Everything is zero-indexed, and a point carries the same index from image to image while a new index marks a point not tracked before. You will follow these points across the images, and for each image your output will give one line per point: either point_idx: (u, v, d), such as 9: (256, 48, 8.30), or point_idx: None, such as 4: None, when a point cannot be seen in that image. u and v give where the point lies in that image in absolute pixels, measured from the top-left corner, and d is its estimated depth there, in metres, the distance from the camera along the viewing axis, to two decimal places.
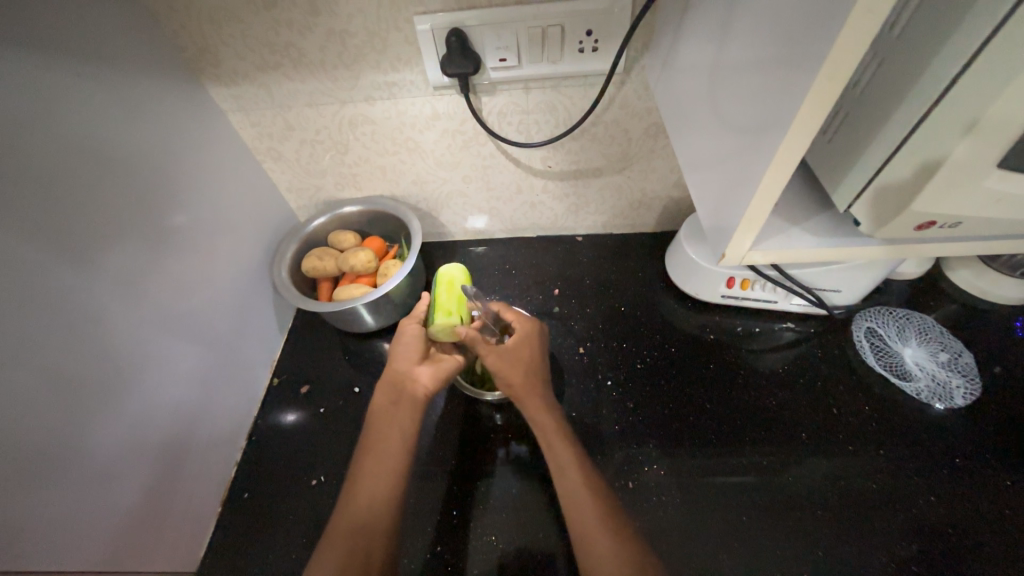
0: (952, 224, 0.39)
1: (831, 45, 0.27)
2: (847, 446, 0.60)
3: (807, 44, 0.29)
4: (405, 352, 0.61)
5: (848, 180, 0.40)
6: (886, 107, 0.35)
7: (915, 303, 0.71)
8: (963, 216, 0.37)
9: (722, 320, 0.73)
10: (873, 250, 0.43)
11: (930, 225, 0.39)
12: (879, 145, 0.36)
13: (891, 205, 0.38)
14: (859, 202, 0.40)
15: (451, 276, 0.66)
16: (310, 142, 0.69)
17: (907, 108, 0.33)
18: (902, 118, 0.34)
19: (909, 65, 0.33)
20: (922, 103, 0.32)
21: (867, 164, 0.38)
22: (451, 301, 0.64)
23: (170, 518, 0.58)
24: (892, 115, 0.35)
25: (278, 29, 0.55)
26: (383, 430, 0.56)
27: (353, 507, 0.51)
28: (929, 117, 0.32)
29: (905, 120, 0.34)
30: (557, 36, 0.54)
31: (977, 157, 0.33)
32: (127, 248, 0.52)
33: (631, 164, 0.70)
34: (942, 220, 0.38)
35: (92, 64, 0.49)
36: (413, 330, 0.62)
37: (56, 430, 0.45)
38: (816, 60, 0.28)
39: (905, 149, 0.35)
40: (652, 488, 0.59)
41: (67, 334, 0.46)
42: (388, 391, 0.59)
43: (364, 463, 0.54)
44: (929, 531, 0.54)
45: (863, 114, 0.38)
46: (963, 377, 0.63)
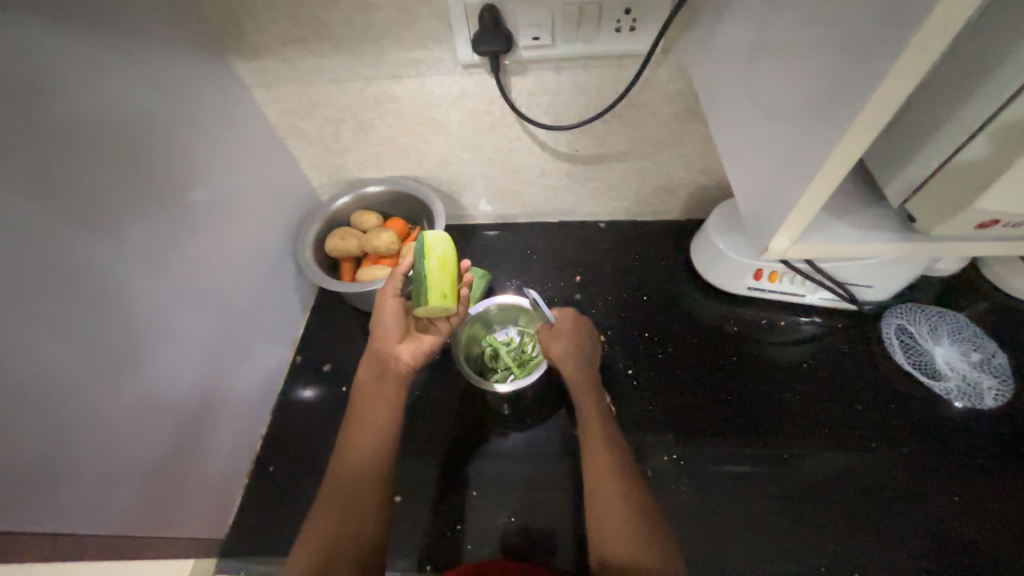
0: (1014, 223, 0.37)
1: (906, 36, 0.25)
2: (870, 443, 0.60)
3: (876, 33, 0.28)
4: (386, 328, 0.61)
5: (908, 173, 0.38)
6: (955, 97, 0.33)
7: (947, 301, 0.69)
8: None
9: (747, 311, 0.72)
10: (924, 247, 0.41)
11: (991, 224, 0.37)
12: (946, 135, 0.35)
13: (949, 203, 0.36)
14: (919, 195, 0.38)
15: (435, 249, 0.60)
16: (333, 120, 0.68)
17: (978, 97, 0.32)
18: (975, 107, 0.32)
19: (982, 52, 0.31)
20: (999, 92, 0.30)
21: (931, 156, 0.36)
22: (438, 280, 0.59)
23: (196, 489, 0.60)
24: (961, 104, 0.33)
25: (306, 2, 0.54)
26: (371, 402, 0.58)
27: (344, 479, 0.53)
28: (1007, 107, 0.30)
29: (977, 112, 0.32)
30: (592, 14, 0.51)
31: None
32: (147, 224, 0.52)
33: (660, 149, 0.69)
34: (1004, 219, 0.36)
35: (123, 40, 0.49)
36: (394, 305, 0.61)
37: (99, 406, 0.47)
38: (888, 52, 0.27)
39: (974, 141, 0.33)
40: (671, 478, 0.59)
41: (101, 313, 0.47)
42: (373, 367, 0.61)
43: (353, 433, 0.56)
44: (947, 531, 0.54)
45: (924, 103, 0.36)
46: (995, 378, 0.62)
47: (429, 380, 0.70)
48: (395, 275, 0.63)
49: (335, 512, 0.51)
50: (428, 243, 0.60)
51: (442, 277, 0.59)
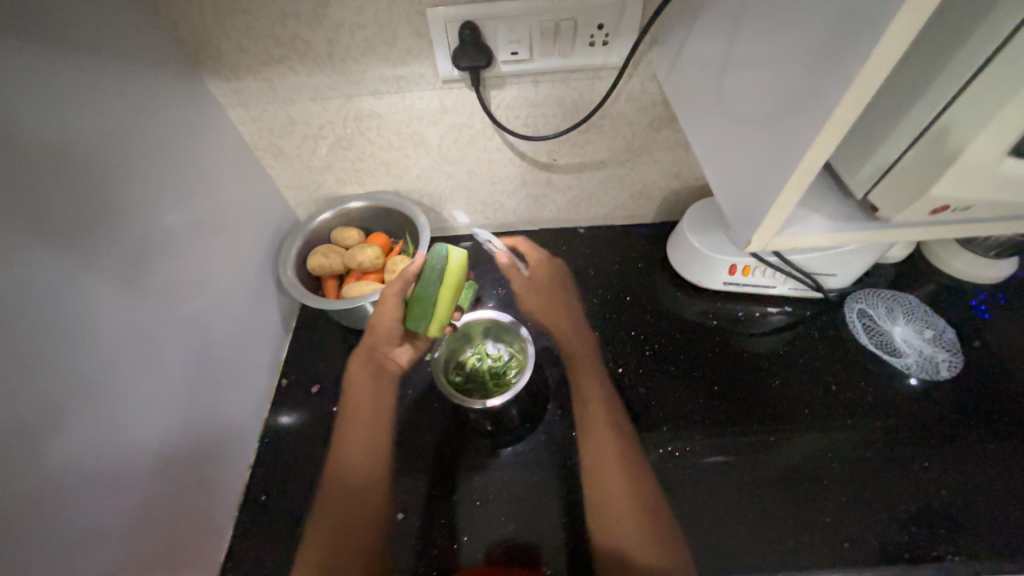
0: (961, 208, 0.41)
1: (870, 43, 0.28)
2: (846, 420, 0.64)
3: (842, 42, 0.31)
4: (383, 336, 0.69)
5: (868, 168, 0.43)
6: (911, 96, 0.37)
7: (900, 285, 0.75)
8: (975, 202, 0.40)
9: (724, 306, 0.75)
10: (888, 232, 0.45)
11: (942, 210, 0.41)
12: (904, 129, 0.39)
13: (906, 193, 0.40)
14: (877, 188, 0.43)
15: (450, 277, 0.66)
16: (312, 138, 0.68)
17: (929, 96, 0.36)
18: (926, 103, 0.36)
19: (931, 56, 0.35)
20: (948, 89, 0.35)
21: (889, 154, 0.41)
22: (442, 305, 0.66)
23: (185, 525, 0.57)
24: (916, 102, 0.37)
25: (284, 21, 0.54)
26: (368, 399, 0.71)
27: (354, 458, 0.65)
28: (954, 103, 0.35)
29: (925, 111, 0.37)
30: (569, 30, 0.54)
31: (997, 146, 0.35)
32: (123, 249, 0.50)
33: (634, 156, 0.72)
34: (954, 205, 0.40)
35: (92, 58, 0.47)
36: (396, 306, 0.67)
37: (72, 443, 0.44)
38: (856, 58, 0.30)
39: (929, 133, 0.37)
40: (670, 469, 0.61)
41: (71, 344, 0.45)
42: (369, 368, 0.72)
43: (352, 428, 0.68)
44: (923, 496, 0.59)
45: (880, 104, 0.40)
46: (947, 352, 0.68)
47: (423, 394, 0.70)
48: (401, 278, 0.66)
49: (343, 495, 0.62)
50: (445, 268, 0.65)
51: (445, 304, 0.67)
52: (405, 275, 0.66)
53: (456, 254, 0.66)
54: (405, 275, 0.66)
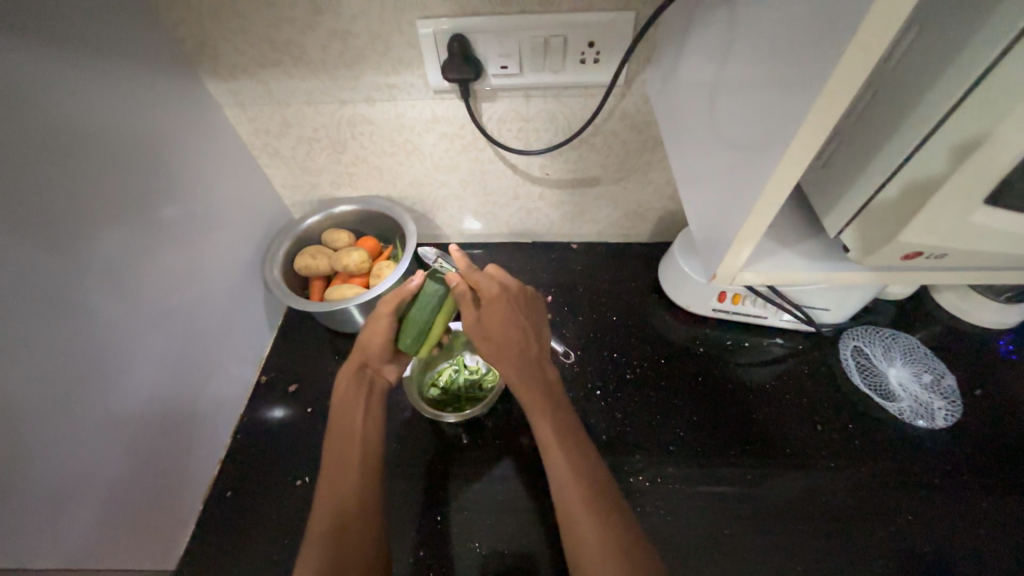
0: (937, 256, 0.39)
1: (838, 77, 0.27)
2: (830, 463, 0.61)
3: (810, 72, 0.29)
4: (374, 351, 0.61)
5: (840, 206, 0.41)
6: (883, 136, 0.35)
7: (902, 324, 0.71)
8: (952, 250, 0.37)
9: (713, 332, 0.73)
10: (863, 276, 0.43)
11: (915, 256, 0.39)
12: (872, 171, 0.37)
13: (878, 235, 0.39)
14: (849, 227, 0.41)
15: (449, 304, 0.60)
16: (307, 140, 0.68)
17: (899, 135, 0.34)
18: (897, 145, 0.34)
19: (905, 95, 0.33)
20: (919, 128, 0.32)
21: (856, 196, 0.39)
22: (436, 329, 0.61)
23: (152, 514, 0.57)
24: (888, 142, 0.35)
25: (279, 26, 0.55)
26: (348, 420, 0.59)
27: (329, 498, 0.53)
28: (921, 146, 0.33)
29: (893, 156, 0.35)
30: (560, 47, 0.54)
31: (970, 194, 0.33)
32: (115, 239, 0.51)
33: (628, 174, 0.71)
34: (927, 252, 0.38)
35: (91, 53, 0.48)
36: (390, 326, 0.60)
37: (48, 425, 0.45)
38: (823, 90, 0.28)
39: (897, 175, 0.35)
40: (637, 499, 0.60)
41: (57, 327, 0.46)
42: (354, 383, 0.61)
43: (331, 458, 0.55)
44: (905, 550, 0.55)
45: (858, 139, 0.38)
46: (944, 399, 0.64)
47: (398, 401, 0.70)
48: (398, 296, 0.59)
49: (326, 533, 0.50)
50: (446, 294, 0.59)
51: (440, 329, 0.61)
52: (403, 294, 0.59)
53: (452, 277, 0.58)
54: (403, 293, 0.59)
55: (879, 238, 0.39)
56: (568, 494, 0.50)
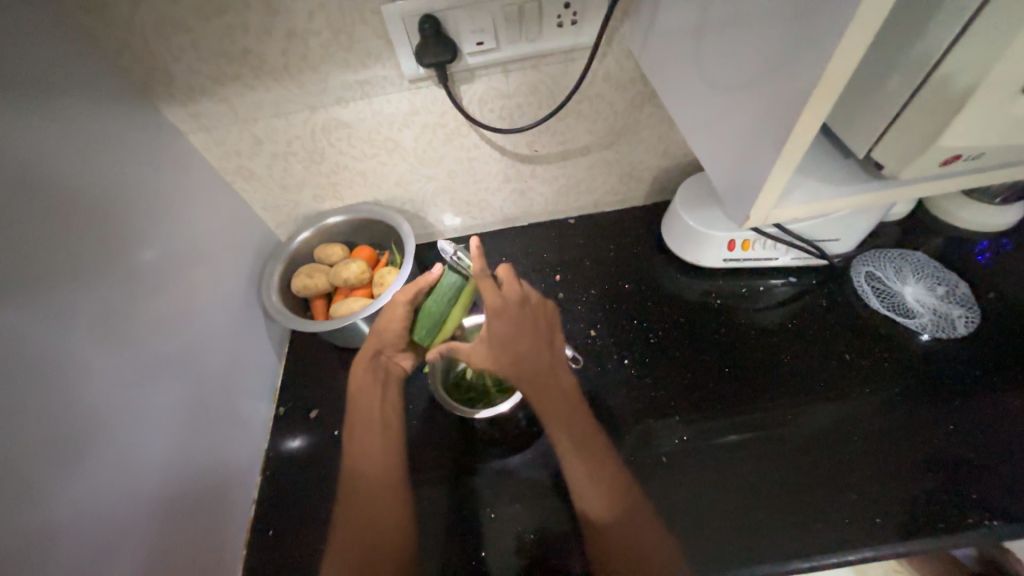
0: (972, 157, 0.39)
1: None
2: (864, 389, 0.62)
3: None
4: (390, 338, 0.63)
5: (869, 122, 0.40)
6: (911, 35, 0.35)
7: (906, 242, 0.72)
8: (986, 148, 0.37)
9: (726, 283, 0.73)
10: (894, 191, 0.42)
11: (953, 160, 0.38)
12: (902, 69, 0.36)
13: (914, 146, 0.38)
14: (881, 144, 0.40)
15: (464, 296, 0.62)
16: (282, 155, 0.65)
17: (929, 35, 0.33)
18: (928, 39, 0.34)
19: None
20: (955, 22, 0.32)
21: (889, 103, 0.38)
22: (452, 320, 0.63)
23: (192, 571, 0.54)
24: (919, 38, 0.34)
25: (234, 35, 0.51)
26: (367, 410, 0.62)
27: (356, 486, 0.57)
28: (958, 42, 0.32)
29: (926, 53, 0.34)
30: (535, 12, 0.51)
31: (1006, 84, 0.32)
32: (96, 291, 0.47)
33: (617, 138, 0.69)
34: (965, 154, 0.38)
35: (37, 92, 0.44)
36: (405, 314, 0.62)
37: (66, 499, 0.42)
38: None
39: (932, 79, 0.34)
40: (687, 460, 0.59)
41: (55, 393, 0.42)
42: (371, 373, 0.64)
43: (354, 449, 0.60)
44: (953, 459, 0.56)
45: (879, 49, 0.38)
46: (962, 307, 0.65)
47: (426, 408, 0.68)
48: (416, 285, 0.61)
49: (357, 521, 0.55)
50: (462, 287, 0.61)
51: (454, 321, 0.63)
52: (420, 285, 0.61)
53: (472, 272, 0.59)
54: (420, 284, 0.61)
55: (915, 149, 0.38)
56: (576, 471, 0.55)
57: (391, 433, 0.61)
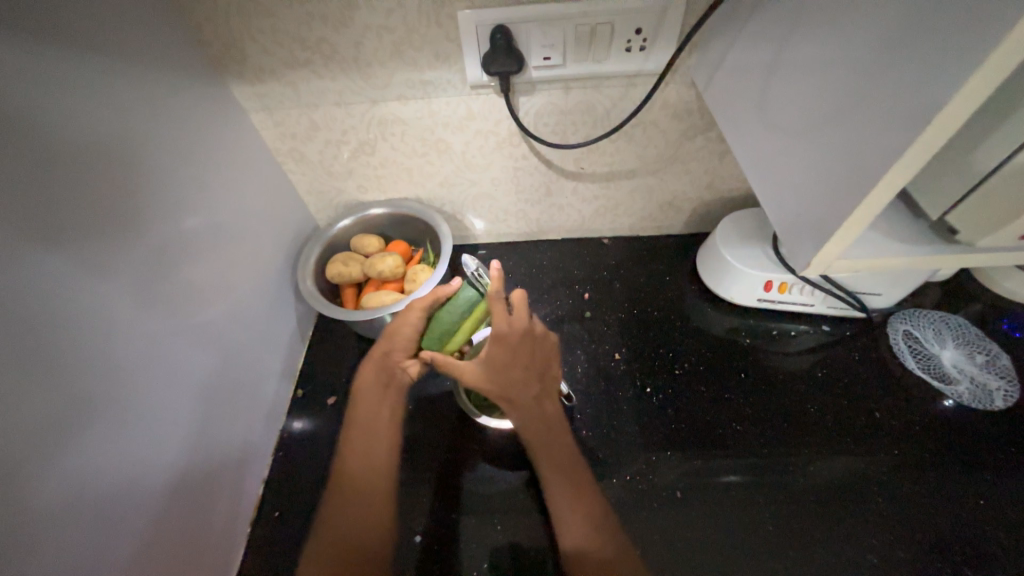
0: None
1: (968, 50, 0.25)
2: (890, 450, 0.60)
3: (935, 46, 0.28)
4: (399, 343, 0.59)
5: (944, 185, 0.40)
6: (997, 108, 0.34)
7: (947, 305, 0.71)
8: None
9: (757, 323, 0.72)
10: (964, 258, 0.41)
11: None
12: (988, 142, 0.35)
13: (999, 211, 0.37)
14: (957, 208, 0.40)
15: (478, 314, 0.57)
16: (335, 143, 0.66)
17: (1017, 110, 0.33)
18: (1020, 115, 0.33)
19: (1016, 67, 0.32)
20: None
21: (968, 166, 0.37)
22: (460, 336, 0.58)
23: (196, 541, 0.54)
24: (1007, 114, 0.33)
25: (311, 24, 0.52)
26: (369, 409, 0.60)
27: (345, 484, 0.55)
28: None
29: (1015, 122, 0.33)
30: (605, 34, 0.52)
31: None
32: (141, 254, 0.48)
33: (665, 165, 0.69)
34: None
35: (118, 60, 0.46)
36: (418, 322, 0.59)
37: (85, 456, 0.42)
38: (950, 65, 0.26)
39: (1019, 152, 0.34)
40: (701, 499, 0.58)
41: (90, 352, 0.43)
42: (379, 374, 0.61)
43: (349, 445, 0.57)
44: (978, 537, 0.54)
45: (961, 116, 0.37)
46: (1002, 379, 0.63)
47: (442, 409, 0.68)
48: (436, 293, 0.59)
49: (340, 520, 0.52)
50: (476, 304, 0.56)
51: (462, 337, 0.59)
52: (440, 293, 0.59)
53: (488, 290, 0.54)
54: (441, 292, 0.59)
55: (1002, 212, 0.37)
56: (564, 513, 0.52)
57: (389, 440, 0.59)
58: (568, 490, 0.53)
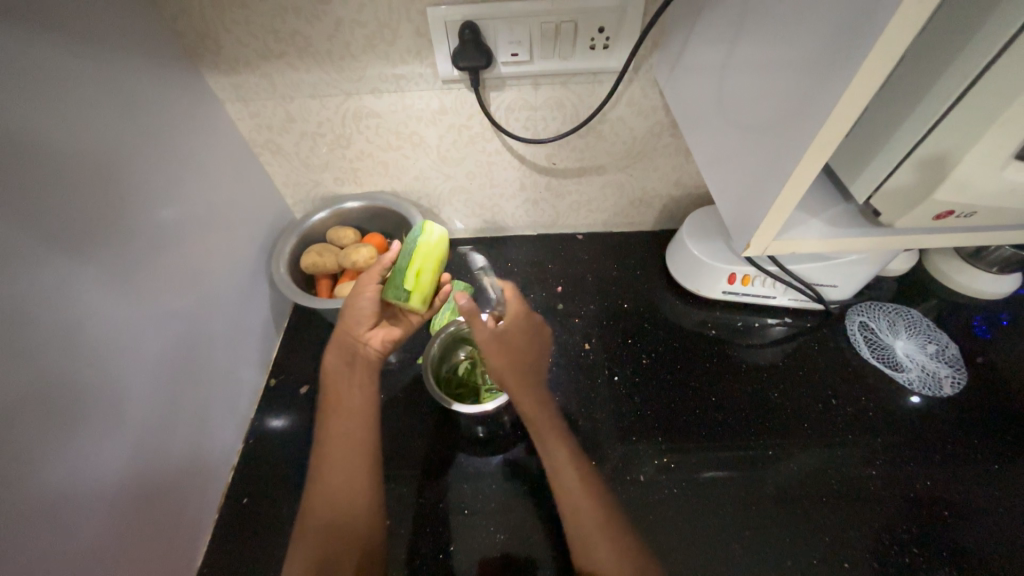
0: (966, 214, 0.41)
1: (876, 39, 0.28)
2: (846, 435, 0.62)
3: (846, 39, 0.30)
4: (356, 316, 0.58)
5: (867, 173, 0.43)
6: (917, 99, 0.37)
7: (901, 298, 0.74)
8: (979, 207, 0.40)
9: (723, 316, 0.74)
10: (893, 240, 0.45)
11: (947, 215, 0.41)
12: (906, 129, 0.38)
13: (913, 197, 0.41)
14: (878, 194, 0.43)
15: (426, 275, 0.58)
16: (310, 135, 0.68)
17: (931, 97, 0.35)
18: (933, 104, 0.36)
19: (932, 58, 0.35)
20: (956, 85, 0.34)
21: (888, 157, 0.41)
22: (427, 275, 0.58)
23: (167, 522, 0.55)
24: (923, 99, 0.36)
25: (285, 16, 0.54)
26: (340, 393, 0.56)
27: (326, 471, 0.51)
28: (954, 108, 0.35)
29: (929, 114, 0.36)
30: (570, 32, 0.55)
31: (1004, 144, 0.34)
32: (117, 237, 0.49)
33: (634, 161, 0.72)
34: (959, 210, 0.41)
35: (88, 44, 0.46)
36: (373, 295, 0.58)
37: (56, 430, 0.43)
38: (862, 52, 0.29)
39: (931, 135, 0.37)
40: (661, 481, 0.60)
41: (55, 330, 0.43)
42: (341, 354, 0.58)
43: (330, 429, 0.54)
44: (927, 514, 0.56)
45: (887, 106, 0.39)
46: (950, 367, 0.66)
47: (414, 399, 0.69)
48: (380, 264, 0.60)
49: (326, 511, 0.48)
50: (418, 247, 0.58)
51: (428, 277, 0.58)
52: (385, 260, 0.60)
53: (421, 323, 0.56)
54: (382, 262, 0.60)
55: (913, 200, 0.41)
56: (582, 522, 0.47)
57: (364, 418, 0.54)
58: (588, 507, 0.48)
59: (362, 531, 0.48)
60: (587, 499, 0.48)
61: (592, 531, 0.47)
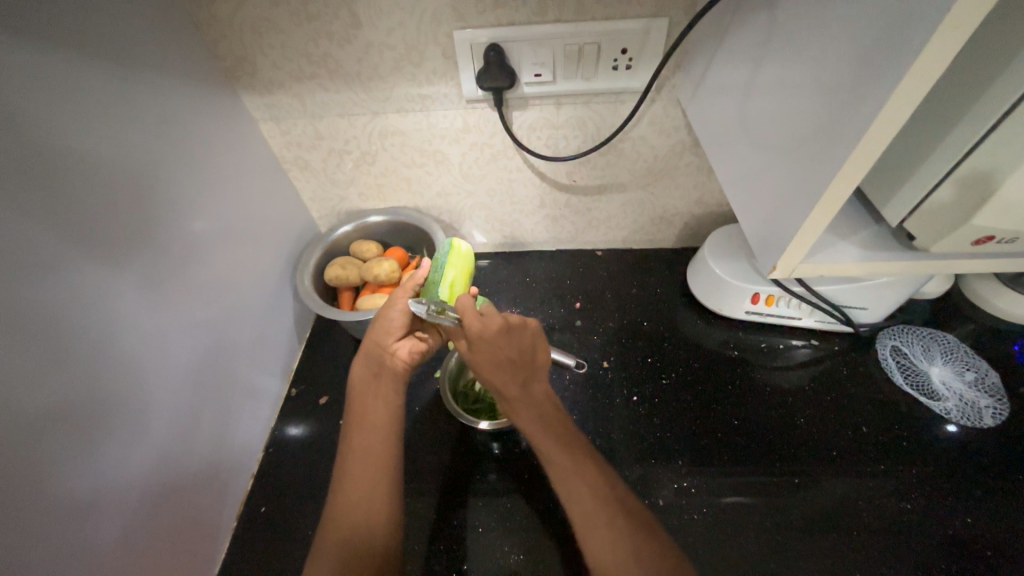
0: (1008, 239, 0.40)
1: (909, 62, 0.27)
2: (878, 464, 0.60)
3: (876, 61, 0.30)
4: (385, 328, 0.60)
5: (899, 196, 0.42)
6: (953, 120, 0.36)
7: (936, 322, 0.71)
8: (1020, 233, 0.39)
9: (746, 336, 0.73)
10: (929, 265, 0.43)
11: (987, 240, 0.40)
12: (941, 150, 0.37)
13: (950, 221, 0.40)
14: (913, 217, 0.42)
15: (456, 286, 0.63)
16: (338, 152, 0.70)
17: (967, 119, 0.35)
18: (970, 125, 0.35)
19: (968, 80, 0.34)
20: (995, 107, 0.33)
21: (922, 179, 0.39)
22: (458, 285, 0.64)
23: (186, 528, 0.55)
24: (959, 121, 0.35)
25: (318, 40, 0.56)
26: (364, 403, 0.56)
27: (346, 480, 0.51)
28: (993, 130, 0.34)
29: (966, 136, 0.35)
30: (593, 54, 0.55)
31: None
32: (149, 247, 0.51)
33: (655, 180, 0.71)
34: (1000, 235, 0.39)
35: (134, 67, 0.49)
36: (403, 307, 0.60)
37: (82, 433, 0.44)
38: (894, 75, 0.28)
39: (970, 158, 0.36)
40: (681, 506, 0.58)
41: (87, 337, 0.45)
42: (369, 365, 0.59)
43: (352, 440, 0.54)
44: (968, 552, 0.53)
45: (920, 127, 0.39)
46: (991, 397, 0.63)
47: (431, 413, 0.69)
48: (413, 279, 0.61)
49: (343, 523, 0.48)
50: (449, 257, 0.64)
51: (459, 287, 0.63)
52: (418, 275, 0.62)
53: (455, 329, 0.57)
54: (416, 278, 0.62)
55: (950, 224, 0.40)
56: (590, 530, 0.45)
57: (386, 430, 0.55)
58: (592, 512, 0.45)
59: (378, 545, 0.48)
60: (596, 505, 0.46)
61: (601, 540, 0.44)
